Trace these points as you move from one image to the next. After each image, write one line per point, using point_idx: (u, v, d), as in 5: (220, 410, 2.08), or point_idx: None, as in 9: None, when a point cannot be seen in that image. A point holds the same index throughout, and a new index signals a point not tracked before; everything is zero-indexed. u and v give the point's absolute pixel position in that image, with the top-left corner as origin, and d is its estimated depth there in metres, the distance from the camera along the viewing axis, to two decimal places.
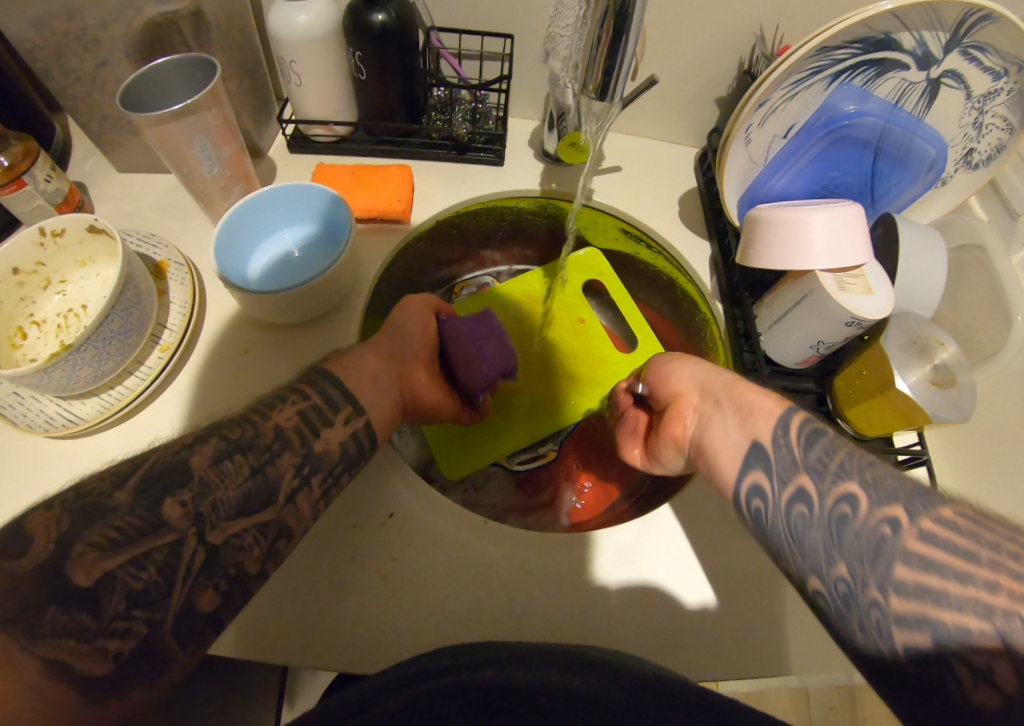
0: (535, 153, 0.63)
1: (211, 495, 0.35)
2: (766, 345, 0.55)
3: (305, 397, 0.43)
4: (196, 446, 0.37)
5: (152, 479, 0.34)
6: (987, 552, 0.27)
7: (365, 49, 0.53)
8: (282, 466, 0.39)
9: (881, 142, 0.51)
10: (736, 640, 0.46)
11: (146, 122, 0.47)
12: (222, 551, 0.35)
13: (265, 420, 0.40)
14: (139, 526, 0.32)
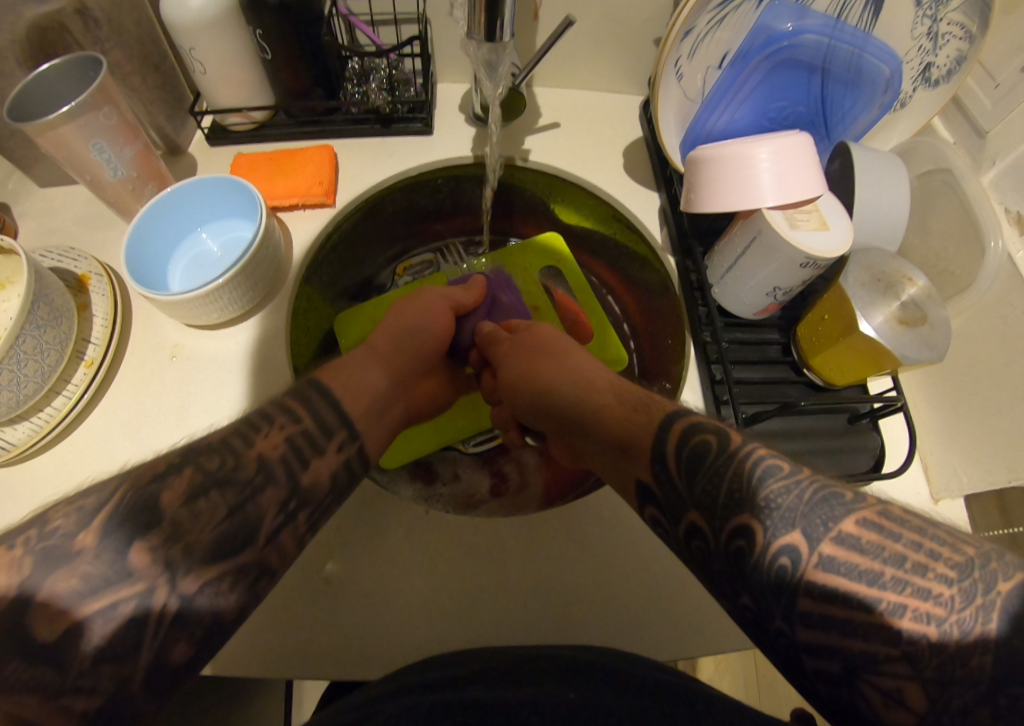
0: (467, 118, 0.60)
1: (182, 539, 0.31)
2: (721, 296, 0.51)
3: (295, 419, 0.39)
4: (168, 478, 0.32)
5: (126, 514, 0.30)
6: (909, 545, 0.28)
7: (266, 26, 0.49)
8: (266, 503, 0.35)
9: (827, 64, 0.47)
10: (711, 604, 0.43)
11: (32, 129, 0.44)
12: (188, 614, 0.30)
13: (248, 447, 0.36)
14: (97, 577, 0.28)
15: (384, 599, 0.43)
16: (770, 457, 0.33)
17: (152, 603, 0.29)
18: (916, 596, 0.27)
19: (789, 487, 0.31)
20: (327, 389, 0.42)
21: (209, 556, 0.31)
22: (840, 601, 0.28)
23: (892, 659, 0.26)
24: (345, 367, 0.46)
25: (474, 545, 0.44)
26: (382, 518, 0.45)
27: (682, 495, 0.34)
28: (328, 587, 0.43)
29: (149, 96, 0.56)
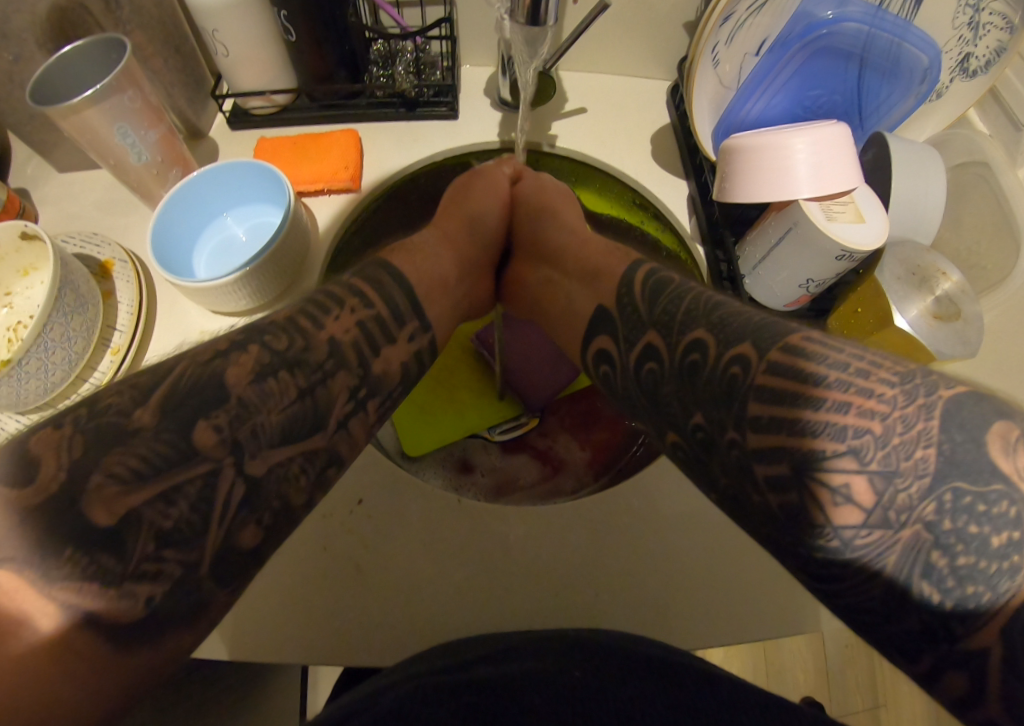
0: (492, 102, 0.59)
1: (251, 418, 0.30)
2: (752, 288, 0.51)
3: (368, 306, 0.40)
4: (233, 357, 0.32)
5: (183, 395, 0.29)
6: (944, 440, 0.23)
7: (290, 6, 0.48)
8: (338, 384, 0.35)
9: (866, 52, 0.46)
10: (742, 595, 0.44)
11: (57, 113, 0.43)
12: (267, 480, 0.30)
13: (319, 330, 0.36)
14: (170, 452, 0.27)
15: (414, 588, 0.43)
16: (779, 359, 0.29)
17: (223, 475, 0.28)
18: (916, 479, 0.23)
19: (794, 396, 0.27)
20: (404, 279, 0.44)
21: (281, 436, 0.31)
22: (825, 530, 0.25)
23: (874, 530, 0.24)
24: (411, 244, 0.49)
25: (502, 535, 0.45)
26: (410, 506, 0.45)
27: (690, 396, 0.33)
28: (360, 575, 0.43)
29: (170, 78, 0.55)
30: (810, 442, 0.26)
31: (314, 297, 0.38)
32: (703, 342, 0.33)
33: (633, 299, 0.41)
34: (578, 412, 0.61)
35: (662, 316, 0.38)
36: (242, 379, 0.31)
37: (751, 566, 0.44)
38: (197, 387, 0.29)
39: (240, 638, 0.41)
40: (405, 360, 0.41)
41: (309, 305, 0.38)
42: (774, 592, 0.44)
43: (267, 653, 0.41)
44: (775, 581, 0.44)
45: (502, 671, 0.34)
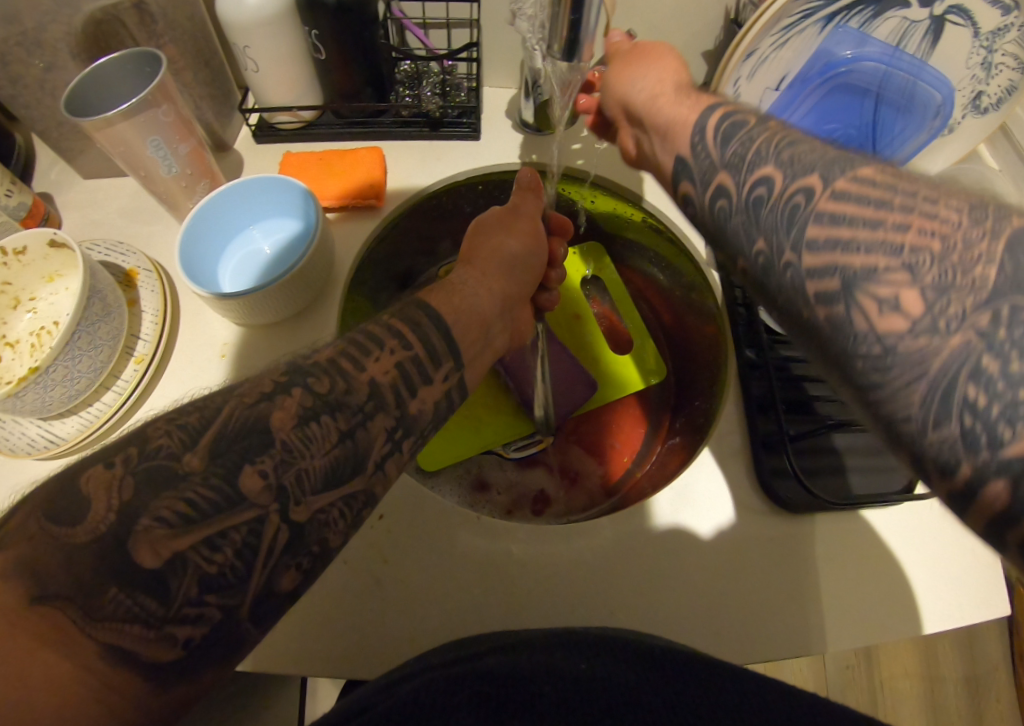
0: (514, 123, 0.60)
1: (295, 465, 0.30)
2: (765, 314, 0.52)
3: (405, 345, 0.37)
4: (278, 400, 0.31)
5: (230, 442, 0.29)
6: (933, 241, 0.24)
7: (322, 26, 0.50)
8: (375, 431, 0.34)
9: (882, 89, 0.48)
10: (753, 615, 0.44)
11: (92, 125, 0.44)
12: (308, 527, 0.30)
13: (360, 371, 0.34)
14: (217, 500, 0.27)
15: (432, 602, 0.44)
16: (828, 207, 0.28)
17: (268, 522, 0.28)
18: (935, 272, 0.24)
19: (850, 223, 0.27)
20: (439, 319, 0.40)
21: (324, 479, 0.31)
22: (869, 337, 0.25)
23: (892, 269, 0.25)
24: (449, 287, 0.45)
25: (514, 551, 0.45)
26: (432, 521, 0.46)
27: (714, 162, 0.35)
28: (379, 589, 0.44)
29: (199, 92, 0.57)
30: (802, 257, 0.29)
31: (357, 336, 0.36)
32: (769, 177, 0.31)
33: (705, 150, 0.36)
34: (596, 432, 0.62)
35: (730, 158, 0.34)
36: (281, 428, 0.30)
37: (761, 588, 0.45)
38: (245, 432, 0.29)
39: (258, 647, 0.42)
40: (444, 399, 0.38)
41: (349, 342, 0.36)
42: (784, 613, 0.45)
43: (287, 665, 0.42)
44: (786, 601, 0.45)
45: (515, 662, 0.34)
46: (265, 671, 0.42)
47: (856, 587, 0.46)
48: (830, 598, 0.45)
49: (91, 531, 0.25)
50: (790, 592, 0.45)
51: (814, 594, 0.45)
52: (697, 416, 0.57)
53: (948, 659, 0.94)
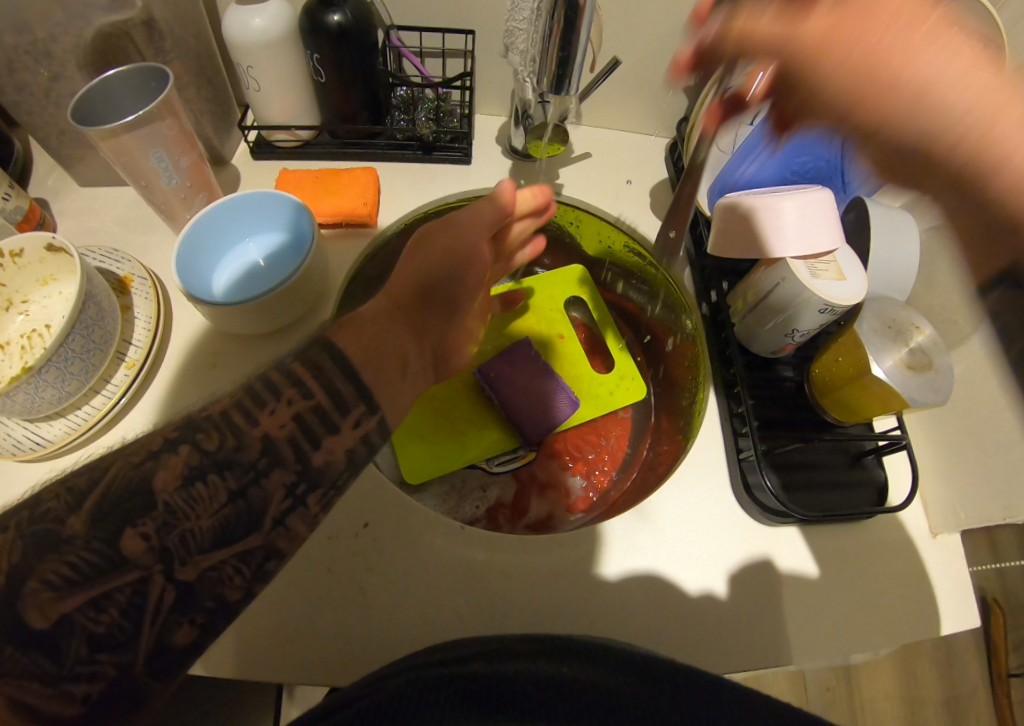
0: (503, 149, 0.63)
1: (179, 526, 0.29)
2: (742, 335, 0.54)
3: (306, 394, 0.35)
4: (163, 459, 0.30)
5: (113, 505, 0.28)
6: None
7: (323, 50, 0.52)
8: (272, 488, 0.32)
9: (847, 128, 0.51)
10: (722, 627, 0.45)
11: (98, 135, 0.46)
12: (197, 587, 0.30)
13: (252, 426, 0.33)
14: (97, 561, 0.27)
15: (412, 609, 0.44)
16: None
17: (152, 585, 0.28)
18: None
19: None
20: (344, 357, 0.37)
21: (214, 541, 0.30)
22: None
23: None
24: (354, 321, 0.41)
25: (495, 559, 0.46)
26: (415, 531, 0.47)
27: None
28: (355, 598, 0.44)
29: (200, 108, 0.59)
30: None
31: (253, 385, 0.35)
32: None
33: None
34: (577, 448, 0.63)
35: None
36: (159, 488, 0.30)
37: (733, 599, 0.46)
38: (125, 497, 0.29)
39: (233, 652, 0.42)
40: (353, 452, 0.36)
41: (252, 388, 0.34)
42: (750, 626, 0.45)
43: (260, 670, 0.42)
44: (755, 616, 0.46)
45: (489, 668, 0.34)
46: (243, 675, 0.42)
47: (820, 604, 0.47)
48: (800, 610, 0.46)
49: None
50: (764, 604, 0.46)
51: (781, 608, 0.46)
52: (677, 434, 0.59)
53: (928, 684, 0.94)
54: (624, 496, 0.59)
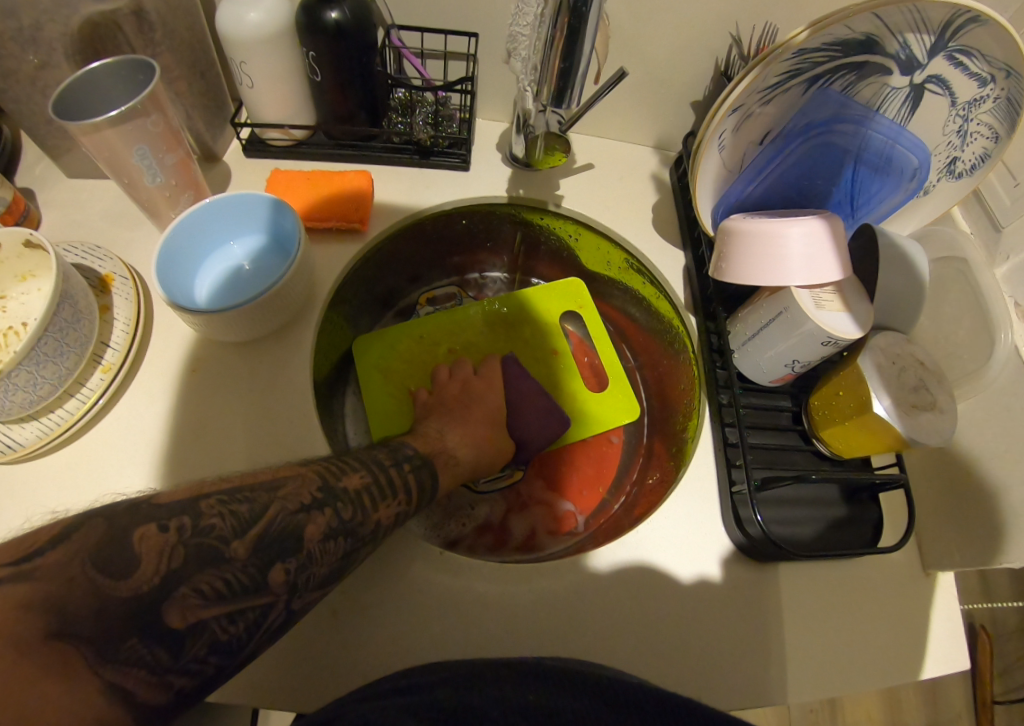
0: (503, 158, 0.61)
1: (309, 569, 0.32)
2: (739, 363, 0.52)
3: (406, 496, 0.41)
4: (311, 515, 0.33)
5: (273, 539, 0.31)
6: None
7: (319, 48, 0.50)
8: (365, 556, 0.37)
9: (861, 150, 0.49)
10: (701, 661, 0.44)
11: (79, 130, 0.44)
12: (294, 617, 0.33)
13: (375, 509, 0.37)
14: (248, 583, 0.30)
15: (389, 635, 0.43)
16: None
17: (270, 612, 0.31)
18: None
19: None
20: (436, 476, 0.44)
21: (321, 584, 0.34)
22: None
23: None
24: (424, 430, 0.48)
25: (476, 587, 0.45)
26: (393, 553, 0.45)
27: None
28: (326, 623, 0.42)
29: (192, 102, 0.57)
30: None
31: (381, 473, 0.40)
32: None
33: None
34: (565, 469, 0.61)
35: None
36: (309, 530, 0.33)
37: (720, 637, 0.45)
38: (282, 537, 0.31)
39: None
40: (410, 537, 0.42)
41: (383, 474, 0.40)
42: (730, 664, 0.44)
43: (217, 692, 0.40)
44: (738, 657, 0.44)
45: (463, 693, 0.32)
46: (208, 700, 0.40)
47: (807, 642, 0.45)
48: (792, 652, 0.45)
49: (132, 588, 0.26)
50: (751, 644, 0.45)
51: (764, 646, 0.45)
52: (670, 461, 0.57)
53: (913, 712, 0.93)
54: (613, 523, 0.57)
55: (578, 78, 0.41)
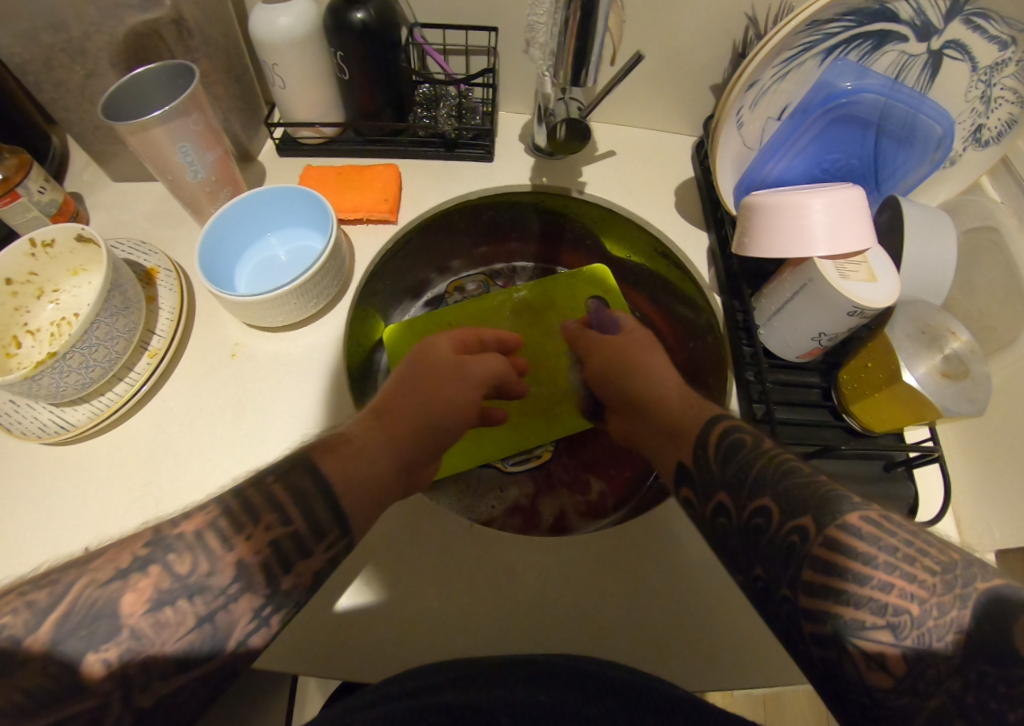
0: (526, 148, 0.62)
1: (145, 651, 0.30)
2: (766, 338, 0.52)
3: (285, 521, 0.36)
4: (132, 580, 0.31)
5: (76, 619, 0.29)
6: (886, 554, 0.30)
7: (347, 48, 0.53)
8: (241, 611, 0.33)
9: (883, 121, 0.49)
10: (716, 630, 0.44)
11: (127, 130, 0.47)
12: (154, 711, 0.29)
13: (227, 551, 0.33)
14: (51, 685, 0.28)
15: (422, 605, 0.44)
16: (835, 535, 0.31)
17: (110, 711, 0.28)
18: (904, 578, 0.29)
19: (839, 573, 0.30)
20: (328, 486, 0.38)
21: (172, 665, 0.30)
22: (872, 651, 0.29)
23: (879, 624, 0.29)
24: (342, 451, 0.41)
25: (505, 561, 0.46)
26: (424, 528, 0.46)
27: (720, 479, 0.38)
28: (355, 591, 0.44)
29: (228, 105, 0.60)
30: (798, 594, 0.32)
31: (235, 506, 0.35)
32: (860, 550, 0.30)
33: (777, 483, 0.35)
34: (594, 452, 0.61)
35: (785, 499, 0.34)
36: (122, 615, 0.30)
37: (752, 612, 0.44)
38: (90, 617, 0.30)
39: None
40: (321, 574, 0.37)
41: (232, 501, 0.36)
42: (748, 637, 0.44)
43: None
44: (756, 633, 0.44)
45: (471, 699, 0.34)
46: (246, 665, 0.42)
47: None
48: None
49: None
50: None
51: None
52: None
53: None
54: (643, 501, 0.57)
55: (593, 57, 0.42)
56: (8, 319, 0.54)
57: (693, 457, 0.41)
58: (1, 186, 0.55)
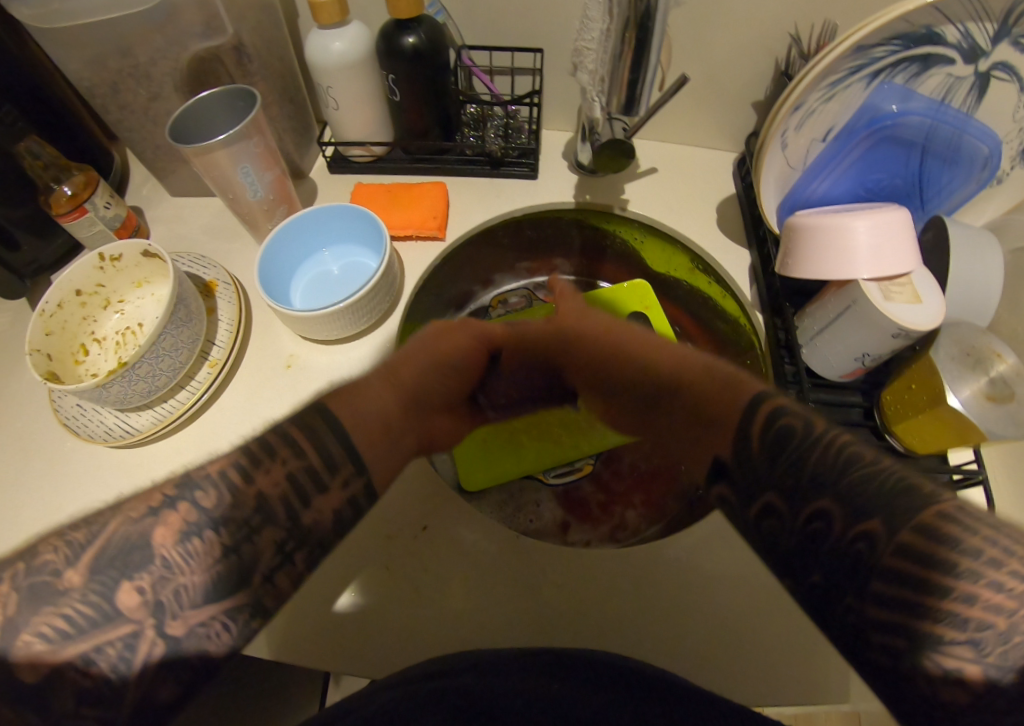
0: (570, 164, 0.64)
1: (174, 580, 0.32)
2: (809, 357, 0.53)
3: (299, 454, 0.38)
4: (162, 516, 0.33)
5: (115, 550, 0.32)
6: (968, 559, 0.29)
7: (398, 70, 0.55)
8: (263, 544, 0.35)
9: (927, 142, 0.50)
10: (748, 644, 0.45)
11: (192, 153, 0.50)
12: (185, 642, 0.32)
13: (249, 485, 0.36)
14: (93, 615, 0.30)
15: (470, 614, 0.45)
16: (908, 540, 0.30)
17: (143, 635, 0.31)
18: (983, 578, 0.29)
19: (915, 580, 0.30)
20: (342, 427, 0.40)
21: (199, 596, 0.33)
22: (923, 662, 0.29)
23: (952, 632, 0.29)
24: (347, 394, 0.42)
25: (547, 572, 0.47)
26: (469, 536, 0.48)
27: (760, 473, 0.37)
28: (404, 594, 0.46)
29: (283, 125, 0.63)
30: (866, 604, 0.32)
31: (248, 448, 0.37)
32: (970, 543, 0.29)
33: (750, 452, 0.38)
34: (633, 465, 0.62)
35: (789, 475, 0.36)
36: (156, 549, 0.32)
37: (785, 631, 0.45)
38: (126, 549, 0.32)
39: (275, 639, 0.44)
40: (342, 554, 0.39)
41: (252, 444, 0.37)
42: (780, 650, 0.44)
43: (289, 651, 0.44)
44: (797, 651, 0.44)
45: None
46: (297, 664, 0.44)
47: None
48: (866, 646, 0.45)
49: None
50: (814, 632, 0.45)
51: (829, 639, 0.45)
52: None
53: None
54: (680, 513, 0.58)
55: (649, 87, 0.43)
56: (77, 328, 0.58)
57: (735, 447, 0.39)
58: (70, 202, 0.58)
